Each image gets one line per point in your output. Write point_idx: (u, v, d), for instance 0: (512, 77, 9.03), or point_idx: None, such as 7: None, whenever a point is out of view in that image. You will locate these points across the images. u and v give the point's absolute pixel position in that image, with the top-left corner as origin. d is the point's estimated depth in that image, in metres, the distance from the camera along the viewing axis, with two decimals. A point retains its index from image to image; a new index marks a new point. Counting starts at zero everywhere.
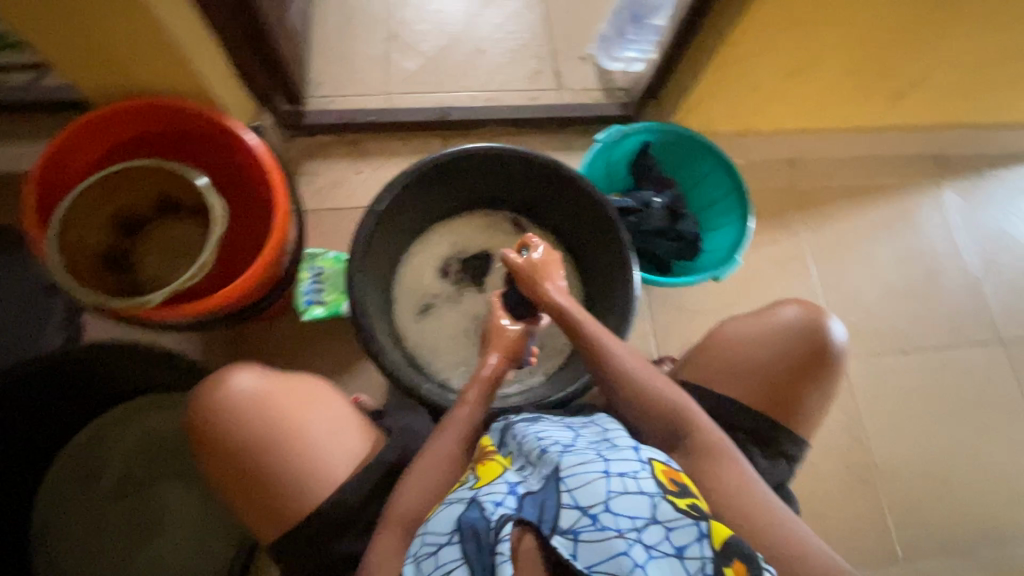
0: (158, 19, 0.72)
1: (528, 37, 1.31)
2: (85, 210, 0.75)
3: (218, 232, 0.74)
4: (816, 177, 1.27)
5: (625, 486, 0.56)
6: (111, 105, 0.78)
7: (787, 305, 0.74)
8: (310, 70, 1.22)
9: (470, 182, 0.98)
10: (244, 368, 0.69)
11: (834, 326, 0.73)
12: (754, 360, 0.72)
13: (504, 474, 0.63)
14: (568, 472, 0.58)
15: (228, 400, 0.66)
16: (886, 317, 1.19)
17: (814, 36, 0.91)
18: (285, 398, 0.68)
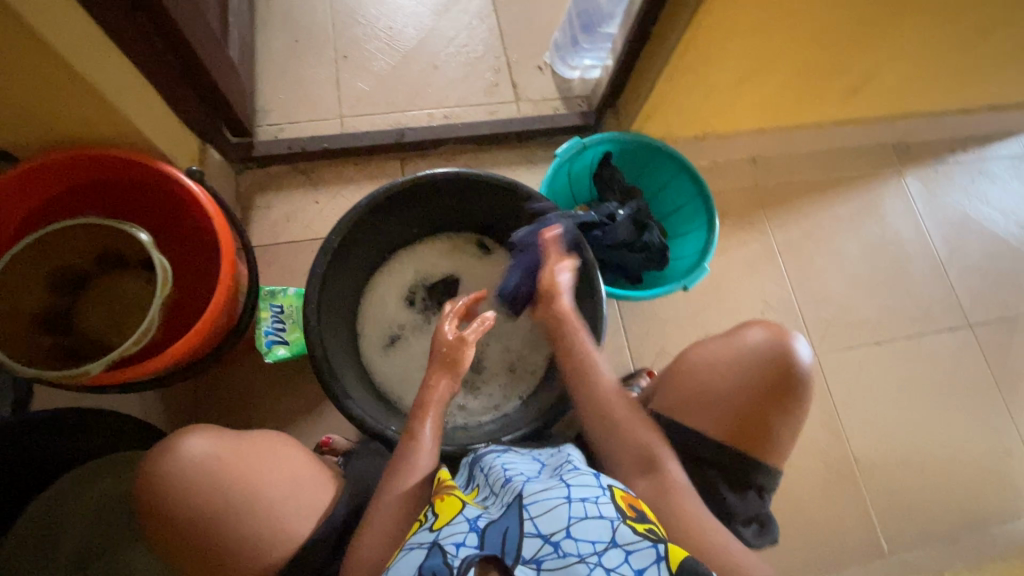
0: (81, 73, 0.67)
1: (482, 49, 1.28)
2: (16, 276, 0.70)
3: (165, 291, 0.70)
4: (780, 174, 1.27)
5: (585, 511, 0.58)
6: (33, 160, 0.72)
7: (753, 328, 0.75)
8: (259, 97, 1.18)
9: (429, 207, 0.95)
10: (196, 432, 0.65)
11: (800, 347, 0.73)
12: (722, 384, 0.72)
13: (463, 511, 0.62)
14: (531, 501, 0.60)
15: (184, 470, 0.63)
16: (857, 310, 1.19)
17: (763, 42, 0.91)
18: (243, 461, 0.65)
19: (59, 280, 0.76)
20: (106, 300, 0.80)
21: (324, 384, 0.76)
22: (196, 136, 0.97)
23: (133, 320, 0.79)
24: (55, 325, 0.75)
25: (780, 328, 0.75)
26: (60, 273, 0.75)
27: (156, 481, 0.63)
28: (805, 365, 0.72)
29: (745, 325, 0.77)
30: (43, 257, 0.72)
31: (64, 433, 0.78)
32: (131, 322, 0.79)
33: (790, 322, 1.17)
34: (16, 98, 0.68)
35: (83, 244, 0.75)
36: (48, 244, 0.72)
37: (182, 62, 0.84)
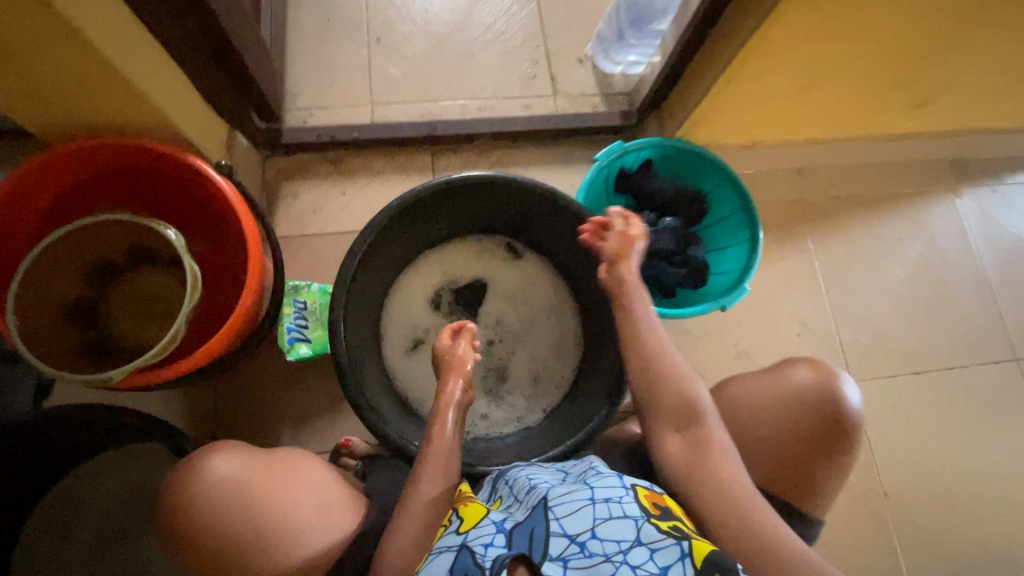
0: (110, 62, 0.63)
1: (521, 38, 1.22)
2: (47, 269, 0.68)
3: (192, 290, 0.68)
4: (828, 187, 1.20)
5: (609, 511, 0.56)
6: (59, 147, 0.69)
7: (799, 367, 0.71)
8: (288, 80, 1.14)
9: (461, 209, 0.91)
10: (219, 452, 0.65)
11: (848, 390, 0.69)
12: (760, 423, 0.68)
13: (488, 515, 0.61)
14: (556, 503, 0.58)
15: (211, 488, 0.62)
16: (897, 335, 1.14)
17: (833, 52, 0.84)
18: (265, 481, 0.64)
19: (88, 273, 0.74)
20: (133, 295, 0.78)
21: (347, 394, 0.74)
22: (224, 122, 0.94)
23: (160, 319, 0.78)
24: (80, 317, 0.74)
25: (828, 369, 0.71)
26: (89, 267, 0.74)
27: (182, 498, 0.62)
28: (852, 411, 0.68)
29: (790, 363, 0.73)
30: (72, 252, 0.70)
31: (82, 428, 0.76)
32: (158, 322, 0.78)
33: (827, 345, 1.12)
34: (42, 84, 0.64)
35: (112, 240, 0.73)
36: (79, 239, 0.70)
37: (214, 46, 0.80)
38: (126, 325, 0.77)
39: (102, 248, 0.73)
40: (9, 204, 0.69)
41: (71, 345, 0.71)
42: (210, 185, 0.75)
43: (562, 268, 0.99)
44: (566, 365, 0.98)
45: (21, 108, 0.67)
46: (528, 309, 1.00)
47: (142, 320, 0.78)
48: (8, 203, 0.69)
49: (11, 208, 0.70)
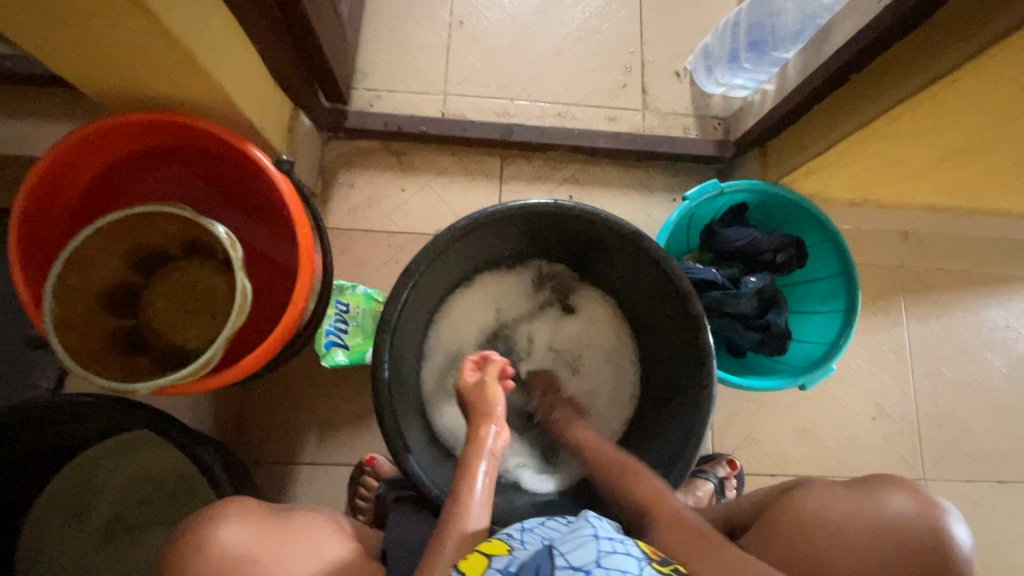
0: (183, 43, 0.56)
1: (616, 40, 1.09)
2: (93, 251, 0.63)
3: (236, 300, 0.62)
4: (934, 256, 1.06)
5: (613, 547, 0.49)
6: (115, 117, 0.63)
7: (894, 493, 0.61)
8: (360, 56, 1.05)
9: (530, 235, 0.82)
10: (227, 521, 0.58)
11: (957, 528, 0.57)
12: (840, 553, 0.59)
13: (493, 563, 0.51)
14: (561, 543, 0.51)
15: (216, 565, 0.55)
16: (986, 437, 1.02)
17: (1000, 117, 0.71)
18: (273, 553, 0.57)
19: (136, 260, 0.69)
20: (178, 289, 0.72)
21: (383, 429, 0.67)
22: (289, 101, 0.87)
23: (201, 318, 0.71)
24: (119, 305, 0.68)
25: (927, 497, 0.60)
26: (138, 255, 0.68)
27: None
28: (962, 558, 0.56)
29: (885, 482, 0.63)
30: (120, 239, 0.65)
31: (102, 416, 0.72)
32: (198, 321, 0.71)
33: (904, 435, 1.01)
34: (105, 52, 0.57)
35: (166, 229, 0.67)
36: (128, 224, 0.64)
37: (291, 21, 0.72)
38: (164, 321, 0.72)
39: (151, 235, 0.67)
40: (56, 170, 0.65)
41: (105, 334, 0.66)
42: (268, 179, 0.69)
43: (631, 314, 0.89)
44: (618, 419, 0.88)
45: (85, 74, 0.61)
46: (584, 350, 0.92)
47: (182, 316, 0.72)
48: (54, 169, 0.65)
49: (57, 174, 0.65)
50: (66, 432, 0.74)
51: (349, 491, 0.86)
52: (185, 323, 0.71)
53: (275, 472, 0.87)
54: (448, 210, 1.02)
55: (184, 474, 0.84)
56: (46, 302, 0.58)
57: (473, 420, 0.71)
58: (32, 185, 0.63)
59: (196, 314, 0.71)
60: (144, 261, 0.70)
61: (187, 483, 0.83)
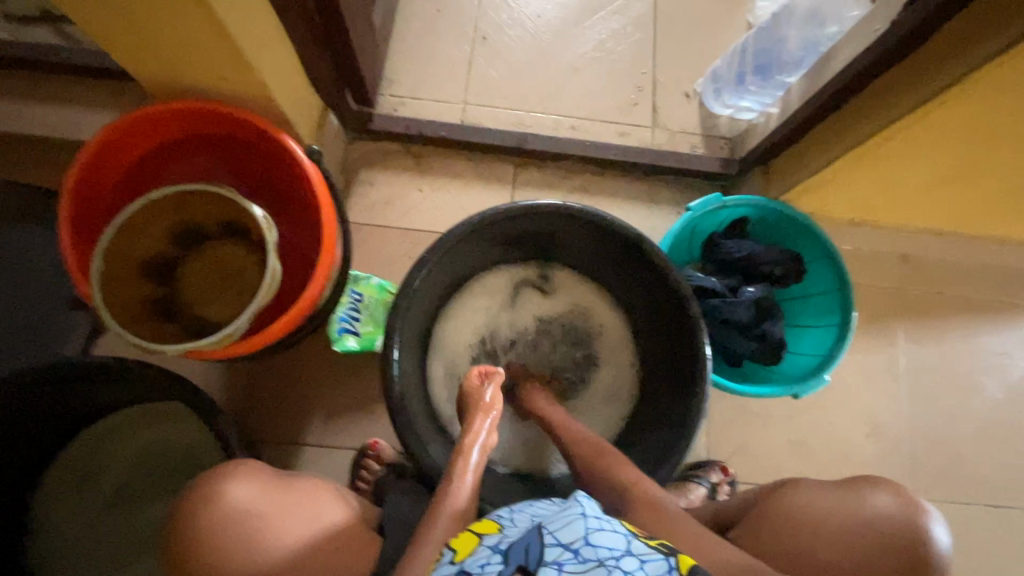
0: (234, 41, 0.62)
1: (630, 61, 1.15)
2: (142, 221, 0.69)
3: (269, 277, 0.68)
4: (931, 281, 1.09)
5: (600, 523, 0.48)
6: (169, 102, 0.70)
7: (878, 493, 0.61)
8: (387, 64, 1.12)
9: (540, 235, 0.86)
10: (236, 479, 0.61)
11: (939, 532, 0.58)
12: (823, 549, 0.60)
13: (484, 540, 0.51)
14: (551, 522, 0.50)
15: (224, 517, 0.59)
16: (982, 461, 1.03)
17: (987, 145, 0.75)
18: (282, 512, 0.62)
19: (177, 236, 0.75)
20: (210, 264, 0.78)
21: (390, 407, 0.70)
22: (320, 100, 0.93)
23: (228, 294, 0.77)
24: (156, 274, 0.74)
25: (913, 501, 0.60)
26: (180, 231, 0.74)
27: (198, 536, 0.58)
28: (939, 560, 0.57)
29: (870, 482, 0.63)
30: (168, 213, 0.71)
31: (127, 379, 0.77)
32: (226, 295, 0.77)
33: (898, 454, 1.02)
34: (162, 44, 0.63)
35: (209, 209, 0.74)
36: (173, 201, 0.71)
37: (329, 27, 0.78)
38: (195, 295, 0.77)
39: (192, 214, 0.74)
40: (105, 149, 0.70)
41: (142, 299, 0.71)
42: (298, 165, 0.74)
43: (630, 318, 0.92)
44: (615, 417, 0.91)
45: (141, 62, 0.67)
46: (583, 352, 0.94)
47: (211, 290, 0.77)
48: (104, 148, 0.70)
49: (105, 154, 0.71)
50: (90, 392, 0.78)
51: (351, 473, 0.89)
52: (214, 297, 0.76)
53: (281, 450, 0.91)
54: (462, 212, 1.07)
55: (191, 449, 0.86)
56: (97, 262, 0.64)
57: (468, 414, 0.74)
58: (88, 158, 0.69)
59: (225, 290, 0.77)
60: (185, 237, 0.76)
61: (195, 456, 0.86)
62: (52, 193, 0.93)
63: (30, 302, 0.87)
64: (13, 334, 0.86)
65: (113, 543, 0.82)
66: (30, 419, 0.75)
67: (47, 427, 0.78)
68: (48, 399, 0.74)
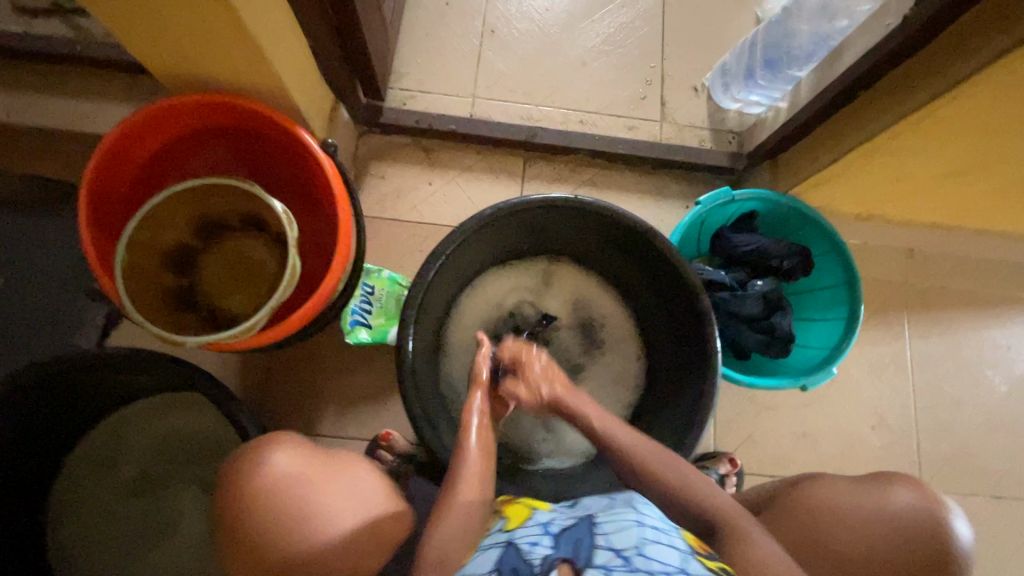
0: (253, 36, 0.63)
1: (638, 54, 1.15)
2: (167, 213, 0.71)
3: (290, 271, 0.69)
4: (937, 276, 1.10)
5: (657, 536, 0.48)
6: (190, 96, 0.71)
7: (898, 487, 0.63)
8: (396, 57, 1.12)
9: (552, 229, 0.87)
10: (281, 447, 0.66)
11: (958, 524, 0.60)
12: (842, 539, 0.62)
13: (535, 517, 0.58)
14: (605, 521, 0.52)
15: (270, 488, 0.63)
16: (986, 453, 1.04)
17: (998, 141, 0.76)
18: (320, 479, 0.66)
19: (200, 228, 0.76)
20: (230, 257, 0.80)
21: (404, 398, 0.71)
22: (331, 94, 0.94)
23: (247, 286, 0.79)
24: (179, 265, 0.76)
25: (931, 493, 0.62)
26: (204, 224, 0.76)
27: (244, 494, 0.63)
28: (958, 549, 0.58)
29: (893, 479, 0.66)
30: (192, 206, 0.73)
31: (144, 368, 0.78)
32: (245, 288, 0.78)
33: (903, 446, 1.03)
34: (181, 39, 0.64)
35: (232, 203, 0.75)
36: (194, 194, 0.72)
37: (342, 20, 0.79)
38: (215, 286, 0.78)
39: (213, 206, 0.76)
40: (122, 142, 0.71)
41: (165, 289, 0.73)
42: (314, 159, 0.75)
43: (640, 311, 0.93)
44: (625, 411, 0.91)
45: (160, 57, 0.68)
46: (590, 347, 0.95)
47: (231, 282, 0.79)
48: (120, 142, 0.71)
49: (124, 147, 0.72)
50: (106, 381, 0.79)
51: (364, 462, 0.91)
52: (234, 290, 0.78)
53: None
54: (471, 205, 1.07)
55: (208, 438, 0.88)
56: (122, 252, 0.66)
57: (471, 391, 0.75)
58: (112, 151, 0.70)
59: (246, 282, 0.79)
60: (208, 230, 0.78)
61: (210, 445, 0.87)
62: (67, 186, 0.94)
63: (48, 294, 0.88)
64: (30, 326, 0.87)
65: (133, 529, 0.84)
66: (49, 408, 0.76)
67: (65, 416, 0.80)
68: (67, 387, 0.75)
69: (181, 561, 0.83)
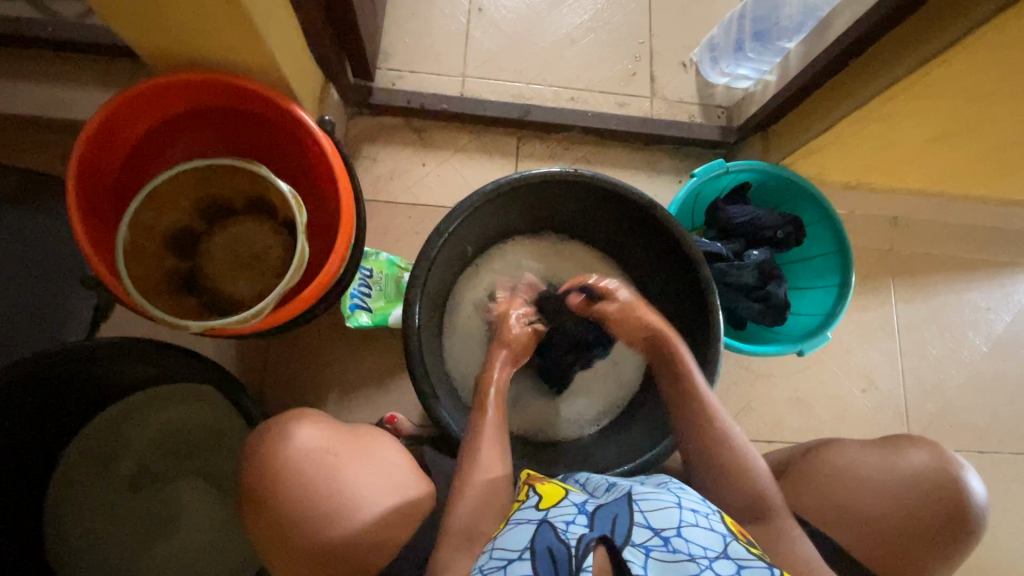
0: (247, 9, 0.60)
1: (627, 29, 1.15)
2: (170, 192, 0.71)
3: (300, 251, 0.69)
4: (919, 242, 1.13)
5: (696, 519, 0.49)
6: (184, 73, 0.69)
7: (917, 450, 0.67)
8: (382, 37, 1.10)
9: (553, 204, 0.87)
10: (303, 422, 0.67)
11: (972, 481, 0.65)
12: (867, 500, 0.65)
13: (569, 496, 0.55)
14: (641, 497, 0.52)
15: (293, 460, 0.64)
16: (969, 410, 1.08)
17: (984, 105, 0.78)
18: (340, 453, 0.66)
19: (205, 208, 0.77)
20: (234, 240, 0.79)
21: (414, 376, 0.71)
22: (320, 74, 0.91)
23: (251, 270, 0.78)
24: (182, 245, 0.76)
25: (948, 455, 0.67)
26: (208, 205, 0.77)
27: (269, 471, 0.64)
28: (973, 505, 0.63)
29: (908, 441, 0.69)
30: (194, 186, 0.73)
31: (141, 358, 0.76)
32: (249, 272, 0.78)
33: (892, 406, 1.07)
34: (167, 13, 0.61)
35: (236, 184, 0.76)
36: (198, 174, 0.72)
37: None
38: (219, 271, 0.78)
39: (218, 188, 0.76)
40: (110, 124, 0.68)
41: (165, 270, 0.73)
42: (311, 138, 0.73)
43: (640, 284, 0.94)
44: (629, 379, 0.92)
45: (144, 32, 0.64)
46: None
47: (234, 266, 0.79)
48: (121, 124, 0.70)
49: (125, 130, 0.71)
50: (101, 373, 0.77)
51: None
52: (238, 274, 0.78)
53: None
54: (466, 185, 1.07)
55: (211, 429, 0.86)
56: (123, 230, 0.66)
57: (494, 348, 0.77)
58: (113, 133, 0.70)
59: (249, 266, 0.78)
60: (213, 212, 0.78)
61: (214, 436, 0.86)
62: (43, 175, 0.90)
63: (30, 288, 0.85)
64: (15, 321, 0.83)
65: (138, 523, 0.82)
66: (42, 403, 0.74)
67: (60, 410, 0.77)
68: (63, 380, 0.73)
69: (190, 554, 0.82)
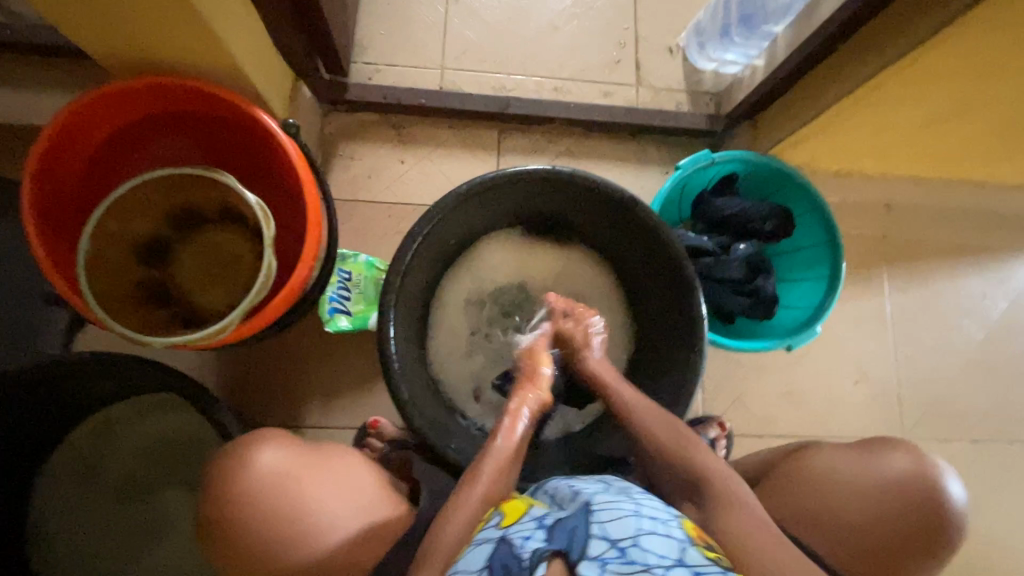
0: (200, 11, 0.58)
1: (611, 15, 1.11)
2: (135, 202, 0.69)
3: (268, 264, 0.67)
4: (914, 228, 1.10)
5: (653, 527, 0.48)
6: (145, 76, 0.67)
7: (896, 453, 0.65)
8: (358, 29, 1.06)
9: (535, 201, 0.85)
10: (266, 446, 0.65)
11: (951, 485, 0.63)
12: (847, 508, 0.64)
13: (530, 512, 0.54)
14: (599, 507, 0.51)
15: (257, 486, 0.63)
16: (963, 398, 1.07)
17: (977, 87, 0.75)
18: (305, 477, 0.65)
19: (174, 217, 0.75)
20: (206, 249, 0.78)
21: (390, 386, 0.69)
22: (291, 72, 0.88)
23: (223, 281, 0.77)
24: (151, 254, 0.74)
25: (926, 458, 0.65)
26: (178, 213, 0.75)
27: (232, 497, 0.62)
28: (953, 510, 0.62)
29: (887, 442, 0.67)
30: (161, 195, 0.71)
31: (115, 371, 0.74)
32: (221, 284, 0.77)
33: (885, 396, 1.06)
34: (118, 17, 0.58)
35: (205, 194, 0.74)
36: (163, 183, 0.70)
37: None
38: (191, 282, 0.77)
39: (187, 196, 0.73)
40: (70, 130, 0.66)
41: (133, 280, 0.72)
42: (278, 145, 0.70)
43: (625, 282, 0.92)
44: None
45: (94, 36, 0.62)
46: None
47: (206, 277, 0.77)
48: (82, 129, 0.68)
49: (86, 136, 0.69)
50: (76, 387, 0.76)
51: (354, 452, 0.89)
52: (211, 285, 0.77)
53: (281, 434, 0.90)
54: (446, 181, 1.04)
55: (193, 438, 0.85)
56: (85, 241, 0.64)
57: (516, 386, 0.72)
58: (74, 139, 0.68)
59: (221, 277, 0.77)
60: (183, 221, 0.76)
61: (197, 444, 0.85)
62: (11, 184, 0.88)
63: None
64: None
65: (124, 532, 0.82)
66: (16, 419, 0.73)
67: (37, 425, 0.76)
68: (35, 395, 0.72)
69: (177, 562, 0.82)
